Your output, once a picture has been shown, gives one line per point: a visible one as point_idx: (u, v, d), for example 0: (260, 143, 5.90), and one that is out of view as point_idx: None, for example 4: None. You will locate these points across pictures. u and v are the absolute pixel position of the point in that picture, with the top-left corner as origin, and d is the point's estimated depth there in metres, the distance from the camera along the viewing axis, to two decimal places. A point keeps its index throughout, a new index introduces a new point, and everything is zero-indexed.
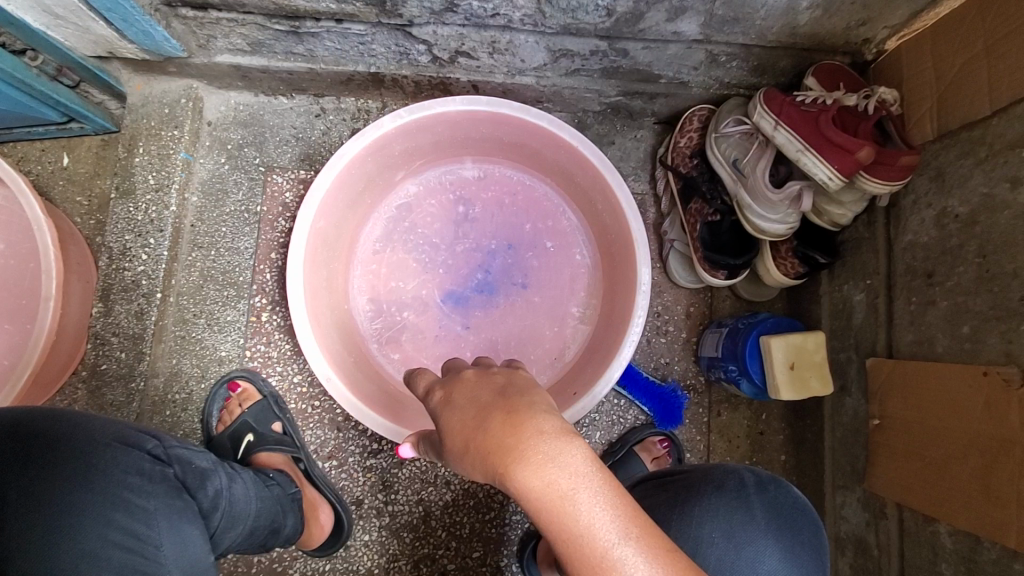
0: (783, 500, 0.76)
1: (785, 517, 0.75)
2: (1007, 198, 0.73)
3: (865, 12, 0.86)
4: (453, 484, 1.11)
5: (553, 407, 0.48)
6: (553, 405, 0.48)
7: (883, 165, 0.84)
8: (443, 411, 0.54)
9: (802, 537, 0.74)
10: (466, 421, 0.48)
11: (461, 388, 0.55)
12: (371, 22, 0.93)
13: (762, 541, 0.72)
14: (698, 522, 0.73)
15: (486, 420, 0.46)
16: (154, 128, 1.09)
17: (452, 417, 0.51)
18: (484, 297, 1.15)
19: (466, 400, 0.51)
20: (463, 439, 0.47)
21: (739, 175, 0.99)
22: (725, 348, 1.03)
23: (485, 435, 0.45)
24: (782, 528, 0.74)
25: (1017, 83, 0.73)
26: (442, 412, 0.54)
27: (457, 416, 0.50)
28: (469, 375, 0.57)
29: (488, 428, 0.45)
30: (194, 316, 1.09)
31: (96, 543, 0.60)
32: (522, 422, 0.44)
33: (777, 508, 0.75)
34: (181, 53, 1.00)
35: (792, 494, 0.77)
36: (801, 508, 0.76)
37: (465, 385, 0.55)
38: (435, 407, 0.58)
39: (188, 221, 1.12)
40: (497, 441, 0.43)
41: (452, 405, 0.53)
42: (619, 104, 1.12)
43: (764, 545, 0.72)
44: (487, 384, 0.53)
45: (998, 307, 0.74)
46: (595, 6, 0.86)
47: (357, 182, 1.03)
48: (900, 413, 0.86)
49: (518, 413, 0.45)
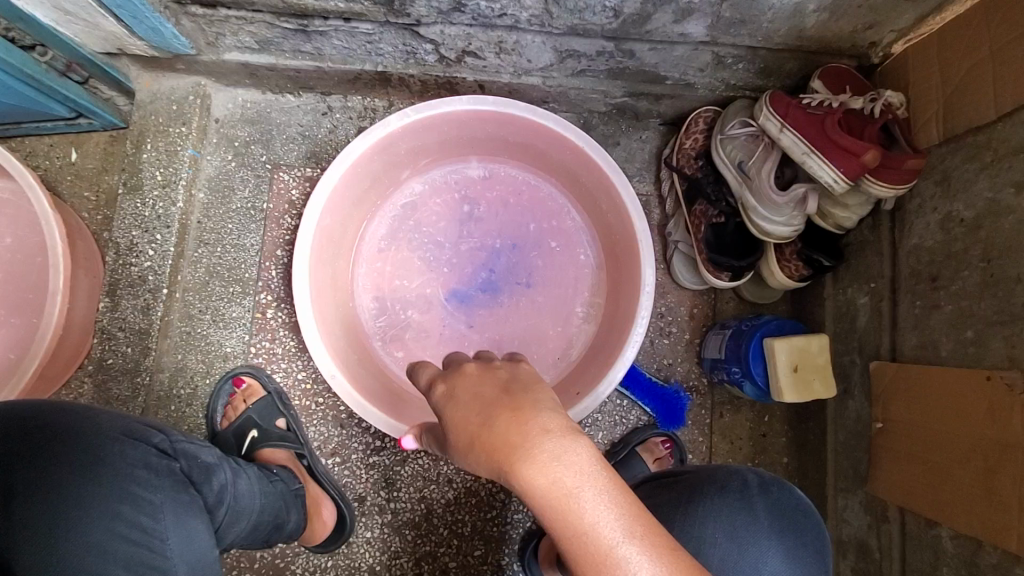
0: (784, 502, 0.76)
1: (786, 519, 0.75)
2: (1012, 203, 0.73)
3: (872, 16, 0.86)
4: (455, 482, 1.12)
5: (556, 402, 0.48)
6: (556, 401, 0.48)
7: (889, 169, 0.84)
8: (446, 406, 0.54)
9: (802, 538, 0.74)
10: (471, 418, 0.48)
11: (465, 382, 0.55)
12: (379, 21, 0.93)
13: (761, 541, 0.72)
14: (699, 522, 0.73)
15: (492, 417, 0.46)
16: (162, 125, 1.09)
17: (457, 413, 0.51)
18: (488, 296, 1.15)
19: (470, 397, 0.51)
20: (468, 436, 0.48)
21: (744, 177, 0.99)
22: (729, 350, 1.03)
23: (489, 432, 0.45)
24: (782, 529, 0.74)
25: (1021, 89, 0.73)
26: (445, 407, 0.54)
27: (461, 412, 0.50)
28: (471, 369, 0.57)
29: (493, 426, 0.45)
30: (200, 312, 1.10)
31: (104, 535, 0.61)
32: (527, 420, 0.44)
33: (779, 509, 0.75)
34: (190, 50, 1.01)
35: (794, 495, 0.77)
36: (802, 510, 0.76)
37: (469, 380, 0.55)
38: (435, 400, 0.57)
39: (194, 218, 1.13)
40: (502, 439, 0.44)
41: (454, 400, 0.53)
42: (625, 104, 1.13)
43: (764, 545, 0.72)
44: (491, 379, 0.53)
45: (1002, 312, 0.74)
46: (602, 7, 0.86)
47: (363, 180, 1.04)
48: (903, 416, 0.86)
49: (523, 411, 0.45)
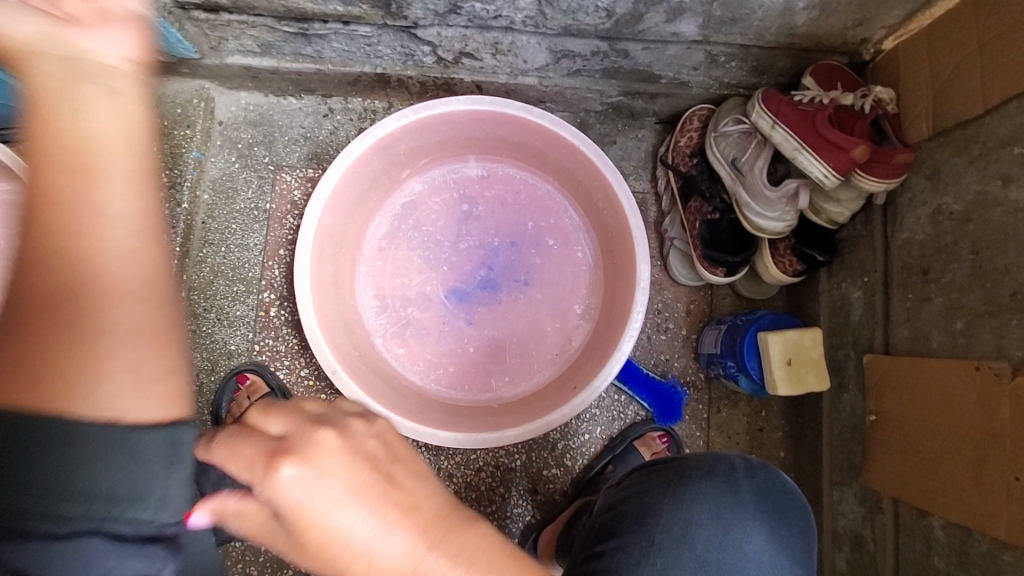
0: (771, 487, 0.77)
1: (771, 499, 0.77)
2: (999, 195, 0.75)
3: (862, 13, 0.87)
4: (455, 477, 1.12)
5: (435, 495, 0.52)
6: (433, 491, 0.52)
7: (878, 164, 0.85)
8: (292, 498, 0.47)
9: (787, 521, 0.76)
10: (347, 528, 0.48)
11: (313, 467, 0.48)
12: (377, 24, 0.95)
13: (748, 524, 0.74)
14: (688, 506, 0.75)
15: (390, 525, 0.48)
16: (167, 128, 1.12)
17: (320, 519, 0.47)
18: (486, 293, 1.17)
19: (333, 495, 0.48)
20: (347, 549, 0.48)
21: (737, 174, 1.00)
22: (724, 344, 1.04)
23: (381, 549, 0.48)
24: (769, 513, 0.76)
25: (1008, 83, 0.74)
26: (292, 501, 0.47)
27: (320, 517, 0.47)
28: (310, 442, 0.50)
29: (384, 541, 0.48)
30: (205, 310, 1.13)
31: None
32: (423, 533, 0.48)
33: (765, 492, 0.77)
34: (193, 53, 1.04)
35: (780, 480, 0.79)
36: (788, 494, 0.78)
37: (316, 463, 0.48)
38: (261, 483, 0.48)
39: (199, 219, 1.15)
40: (400, 556, 0.48)
41: (307, 496, 0.47)
42: (621, 104, 1.14)
43: (749, 527, 0.74)
44: (354, 469, 0.49)
45: (990, 303, 0.75)
46: (595, 7, 0.88)
47: (363, 181, 1.06)
48: (896, 408, 0.86)
49: (414, 525, 0.49)
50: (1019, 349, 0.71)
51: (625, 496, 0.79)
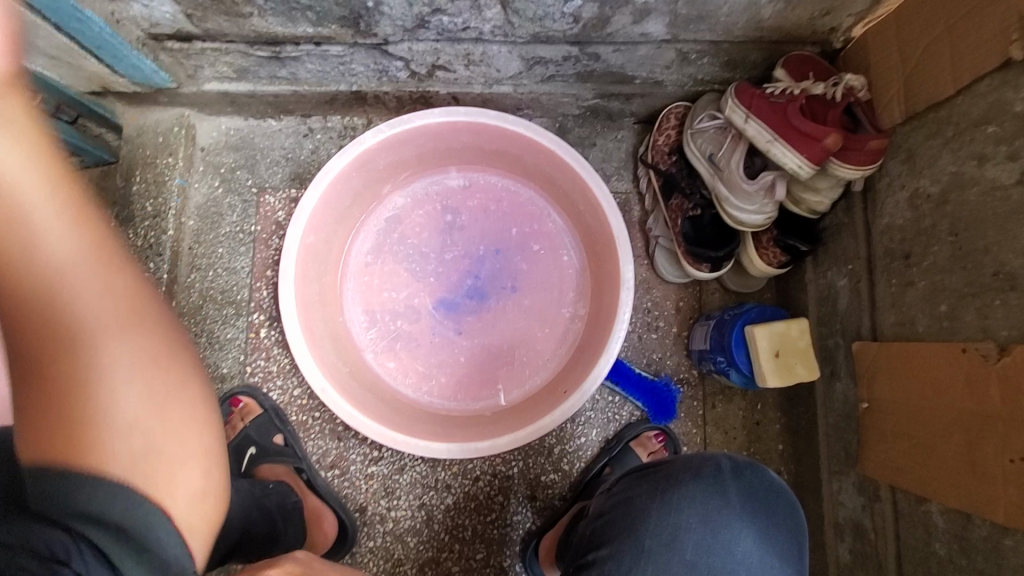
0: (758, 485, 0.77)
1: (760, 501, 0.76)
2: (975, 175, 0.74)
3: (827, 2, 0.87)
4: (454, 488, 1.13)
5: None
6: None
7: (852, 151, 0.85)
8: None
9: (776, 519, 0.76)
10: None
11: None
12: (349, 43, 0.96)
13: (736, 523, 0.74)
14: (677, 509, 0.75)
15: None
16: (149, 158, 1.14)
17: None
18: (475, 302, 1.17)
19: None
20: None
21: (715, 170, 1.01)
22: (713, 340, 1.04)
23: None
24: (757, 512, 0.75)
25: (977, 62, 0.73)
26: None
27: None
28: None
29: None
30: (196, 335, 1.15)
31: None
32: None
33: (751, 491, 0.76)
34: (170, 83, 1.05)
35: (767, 478, 0.78)
36: (777, 493, 0.77)
37: None
38: None
39: (186, 245, 1.16)
40: None
41: None
42: (598, 106, 1.15)
43: (737, 525, 0.74)
44: None
45: (973, 284, 0.74)
46: (561, 14, 0.89)
47: (344, 198, 1.06)
48: (888, 395, 0.86)
49: None
50: (1004, 329, 0.70)
51: (614, 503, 0.79)
